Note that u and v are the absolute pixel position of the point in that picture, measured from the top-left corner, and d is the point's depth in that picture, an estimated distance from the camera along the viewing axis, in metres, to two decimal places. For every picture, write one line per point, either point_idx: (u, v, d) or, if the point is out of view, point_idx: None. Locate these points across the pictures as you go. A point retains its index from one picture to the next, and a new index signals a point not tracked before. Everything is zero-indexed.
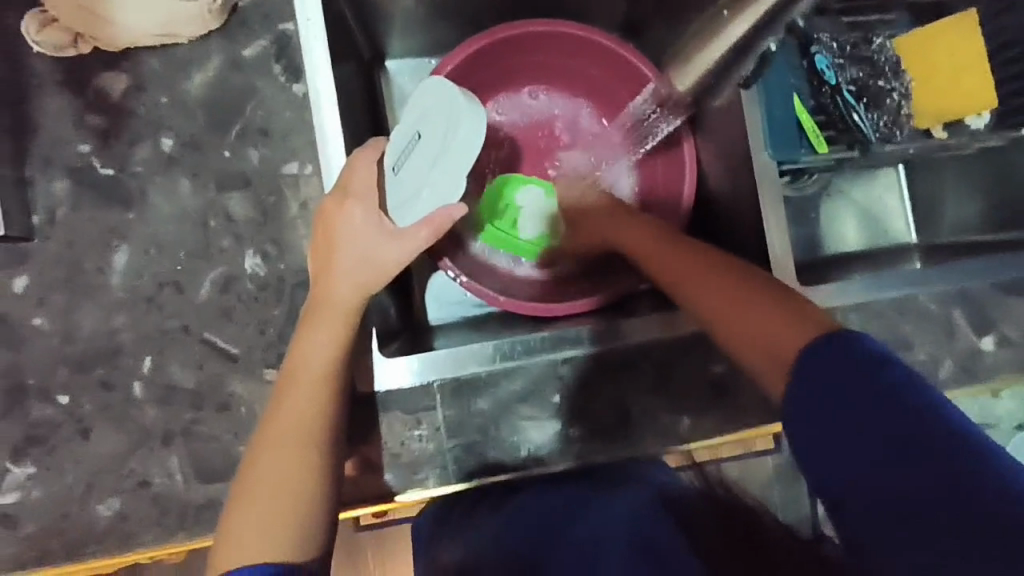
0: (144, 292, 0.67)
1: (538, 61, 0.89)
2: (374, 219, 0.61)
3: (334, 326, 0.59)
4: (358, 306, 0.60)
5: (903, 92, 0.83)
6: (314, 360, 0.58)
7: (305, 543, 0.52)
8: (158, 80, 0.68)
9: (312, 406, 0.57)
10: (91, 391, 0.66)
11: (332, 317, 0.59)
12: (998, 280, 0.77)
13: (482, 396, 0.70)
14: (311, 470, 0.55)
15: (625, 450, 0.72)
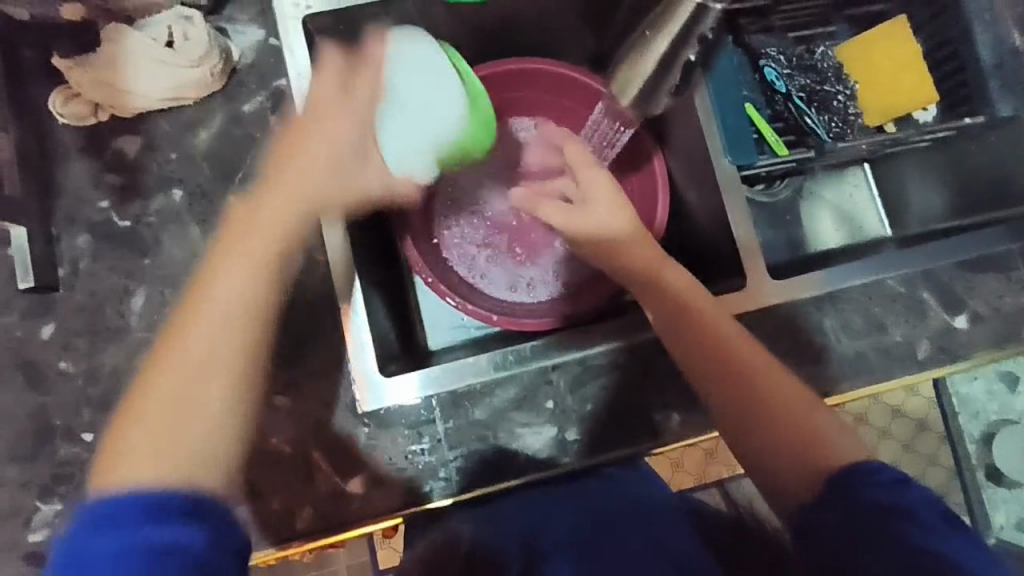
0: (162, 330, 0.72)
1: (510, 98, 0.98)
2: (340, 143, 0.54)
3: (279, 220, 0.52)
4: (294, 238, 0.53)
5: (848, 94, 0.90)
6: (231, 289, 0.50)
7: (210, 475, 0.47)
8: (169, 139, 0.76)
9: (217, 339, 0.49)
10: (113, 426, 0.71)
11: (257, 228, 0.52)
12: (959, 258, 0.81)
13: (479, 406, 0.74)
14: (217, 435, 0.48)
15: (621, 449, 0.75)
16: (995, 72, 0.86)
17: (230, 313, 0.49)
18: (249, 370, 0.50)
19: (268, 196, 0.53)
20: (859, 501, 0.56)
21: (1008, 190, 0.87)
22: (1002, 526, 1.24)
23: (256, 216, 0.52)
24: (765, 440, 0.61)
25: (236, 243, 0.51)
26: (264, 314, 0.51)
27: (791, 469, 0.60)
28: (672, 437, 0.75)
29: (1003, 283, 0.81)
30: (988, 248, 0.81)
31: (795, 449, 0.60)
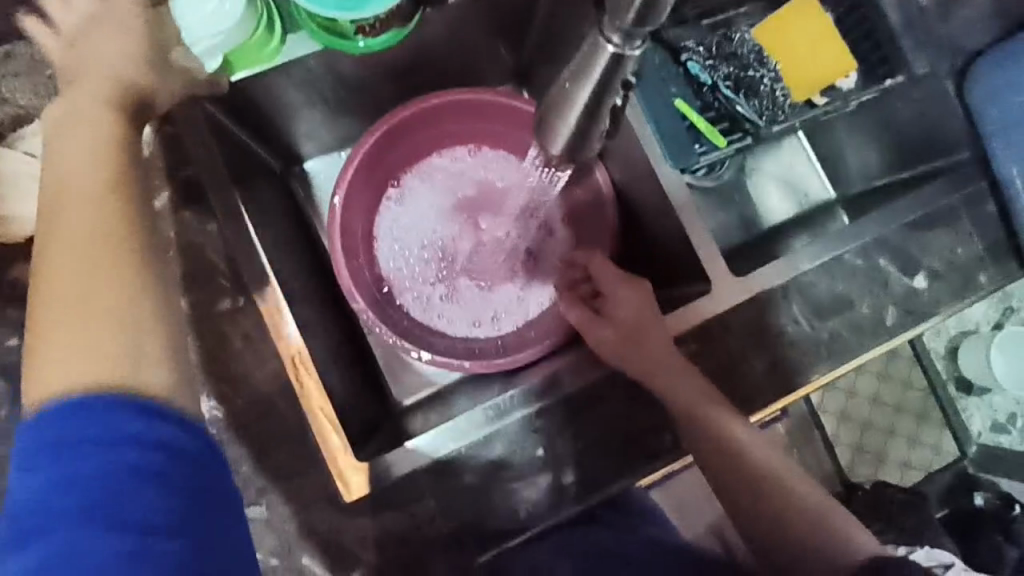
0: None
1: (435, 133, 0.95)
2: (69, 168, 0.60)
3: (89, 221, 0.57)
4: (116, 162, 0.62)
5: (772, 76, 0.90)
6: (79, 241, 0.57)
7: (146, 368, 0.54)
8: None
9: (105, 277, 0.56)
10: None
11: (78, 203, 0.59)
12: (906, 221, 0.82)
13: (467, 471, 0.70)
14: (149, 320, 0.56)
15: (619, 481, 0.73)
16: (905, 31, 0.87)
17: (101, 256, 0.57)
18: (120, 224, 0.58)
19: (51, 252, 0.57)
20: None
21: (940, 141, 0.88)
22: (980, 431, 1.30)
23: (81, 194, 0.59)
24: (735, 482, 0.69)
25: (60, 239, 0.58)
26: (119, 196, 0.60)
27: (796, 536, 0.66)
28: (668, 457, 0.74)
29: (952, 236, 0.82)
30: (933, 205, 0.82)
31: (787, 517, 0.67)
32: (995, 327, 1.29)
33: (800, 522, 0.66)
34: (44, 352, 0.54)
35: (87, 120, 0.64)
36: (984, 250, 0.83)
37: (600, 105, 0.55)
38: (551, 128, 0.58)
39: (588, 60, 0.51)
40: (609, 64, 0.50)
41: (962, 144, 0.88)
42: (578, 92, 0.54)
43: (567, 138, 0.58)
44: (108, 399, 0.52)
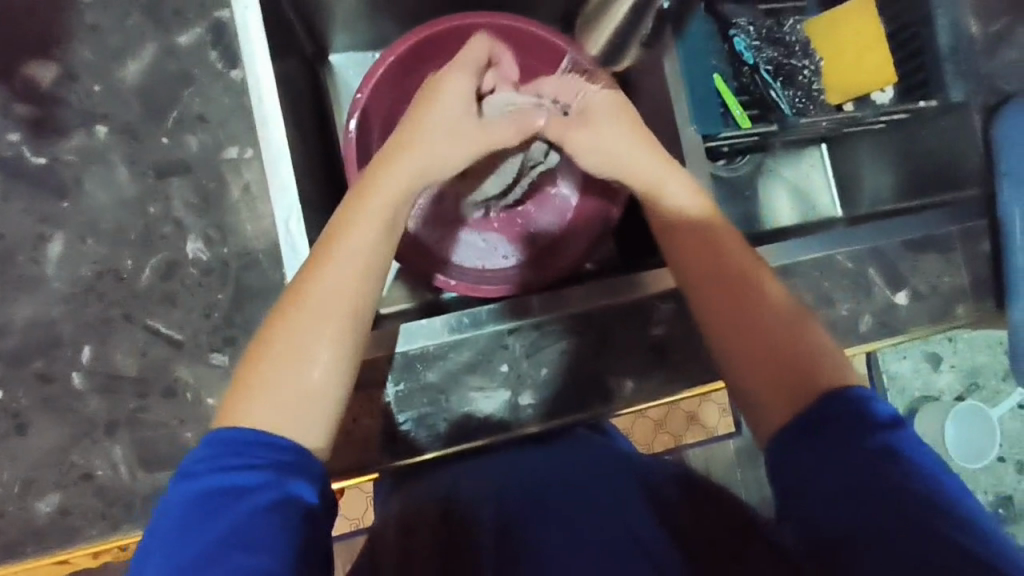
0: (116, 270, 0.67)
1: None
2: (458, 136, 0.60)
3: (379, 213, 0.57)
4: (372, 253, 0.56)
5: (813, 69, 0.91)
6: (352, 248, 0.55)
7: (311, 425, 0.51)
8: (91, 68, 0.69)
9: (301, 338, 0.52)
10: (28, 385, 0.65)
11: (376, 212, 0.57)
12: (904, 239, 0.84)
13: (430, 368, 0.72)
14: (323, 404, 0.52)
15: (573, 414, 0.75)
16: (951, 58, 0.89)
17: (337, 310, 0.54)
18: (357, 317, 0.54)
19: (337, 264, 0.55)
20: (873, 472, 0.50)
21: (954, 171, 0.90)
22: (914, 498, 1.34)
23: (381, 211, 0.57)
24: (726, 338, 0.59)
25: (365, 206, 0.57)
26: (340, 319, 0.54)
27: (771, 383, 0.56)
28: (623, 403, 0.76)
29: (943, 264, 0.84)
30: (932, 228, 0.84)
31: (776, 375, 0.56)
32: (958, 398, 1.34)
33: (781, 354, 0.56)
34: (293, 323, 0.53)
35: (455, 94, 0.61)
36: (967, 283, 0.85)
37: None
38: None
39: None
40: None
41: (972, 181, 0.89)
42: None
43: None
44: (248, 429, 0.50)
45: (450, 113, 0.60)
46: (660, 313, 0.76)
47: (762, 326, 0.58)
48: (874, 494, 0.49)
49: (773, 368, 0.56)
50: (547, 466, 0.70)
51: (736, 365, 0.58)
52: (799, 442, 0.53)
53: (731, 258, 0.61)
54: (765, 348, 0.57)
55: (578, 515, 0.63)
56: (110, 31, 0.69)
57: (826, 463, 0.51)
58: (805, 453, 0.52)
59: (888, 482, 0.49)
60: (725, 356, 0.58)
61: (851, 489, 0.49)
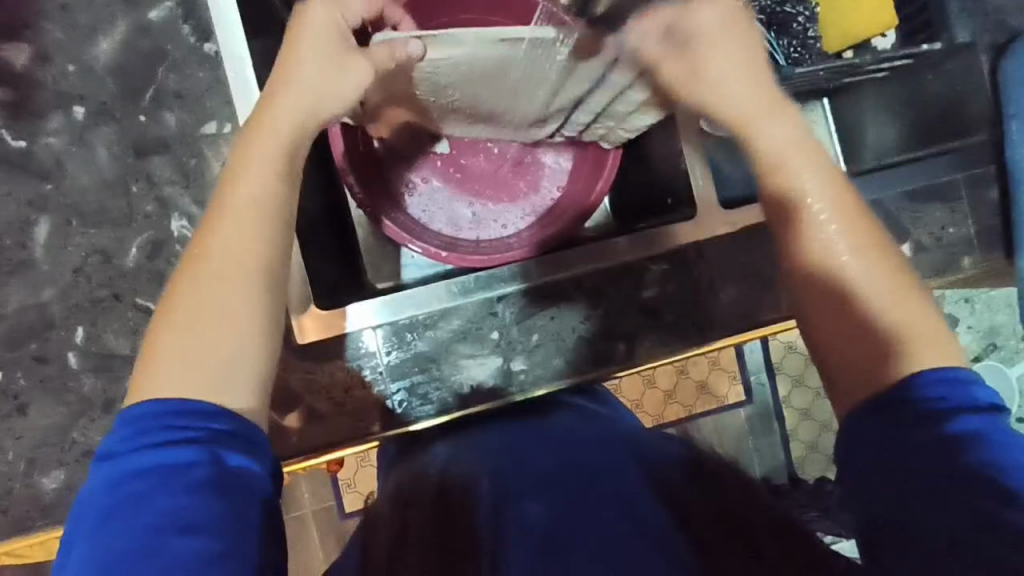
0: (102, 251, 0.67)
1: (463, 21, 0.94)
2: (328, 77, 0.57)
3: (268, 148, 0.54)
4: (272, 198, 0.52)
5: (808, 16, 0.86)
6: (247, 191, 0.52)
7: (229, 394, 0.47)
8: (64, 49, 0.68)
9: (201, 293, 0.49)
10: (26, 366, 0.66)
11: (266, 153, 0.53)
12: (906, 189, 0.81)
13: (421, 338, 0.72)
14: (222, 371, 0.47)
15: (567, 379, 0.74)
16: None
17: (233, 263, 0.50)
18: (255, 261, 0.50)
19: (226, 217, 0.51)
20: (942, 449, 0.44)
21: (960, 117, 0.86)
22: None
23: (274, 152, 0.54)
24: (825, 301, 0.52)
25: (259, 150, 0.53)
26: (243, 272, 0.50)
27: (858, 357, 0.49)
28: (618, 366, 0.75)
29: (947, 213, 0.81)
30: (935, 177, 0.81)
31: (871, 347, 0.49)
32: (975, 358, 1.31)
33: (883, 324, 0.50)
34: (188, 278, 0.50)
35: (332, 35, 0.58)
36: (974, 234, 0.82)
37: None
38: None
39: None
40: None
41: (980, 126, 0.86)
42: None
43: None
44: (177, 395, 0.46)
45: (315, 45, 0.57)
46: (652, 274, 0.75)
47: (857, 296, 0.51)
48: (937, 472, 0.43)
49: (866, 334, 0.50)
50: (543, 438, 0.70)
51: (832, 334, 0.51)
52: (853, 412, 0.48)
53: (814, 216, 0.54)
54: (859, 321, 0.50)
55: (570, 491, 0.60)
56: (80, 9, 0.68)
57: (882, 441, 0.46)
58: (862, 425, 0.47)
59: (955, 461, 0.43)
60: (809, 328, 0.53)
61: (902, 462, 0.44)
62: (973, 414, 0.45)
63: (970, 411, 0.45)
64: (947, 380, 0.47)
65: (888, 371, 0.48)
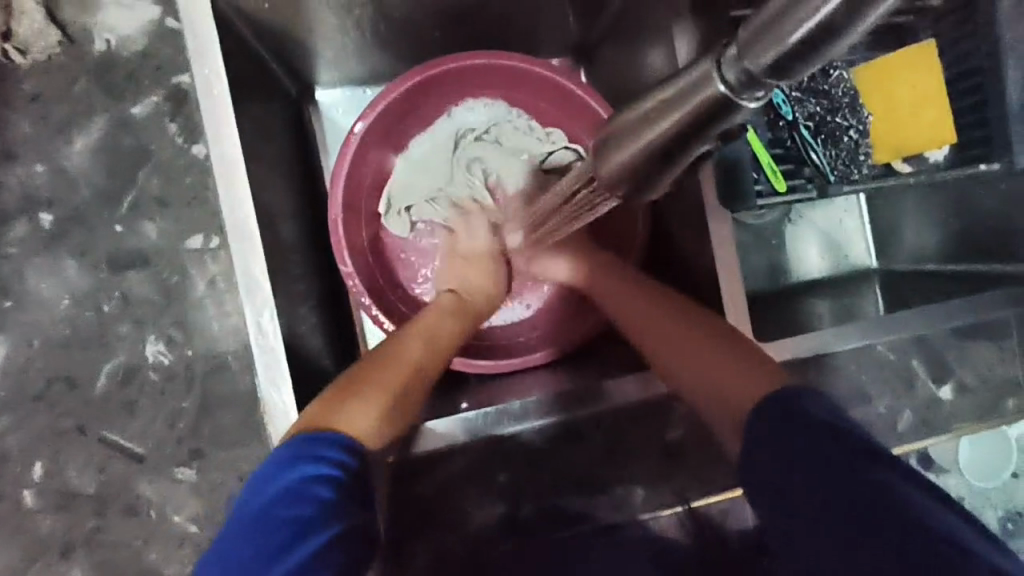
0: (33, 392, 0.79)
1: (508, 98, 0.86)
2: (472, 279, 0.80)
3: (439, 341, 0.68)
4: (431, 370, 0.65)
5: (860, 129, 0.80)
6: (416, 346, 0.66)
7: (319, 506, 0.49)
8: (31, 148, 0.78)
9: (363, 405, 0.57)
10: (21, 479, 0.79)
11: (442, 345, 0.68)
12: (955, 325, 0.74)
13: (421, 480, 0.66)
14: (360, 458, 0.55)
15: (578, 525, 0.68)
16: None
17: (396, 380, 0.61)
18: (405, 389, 0.61)
19: (400, 346, 0.65)
20: (874, 485, 0.45)
21: (1011, 240, 0.81)
22: None
23: (439, 344, 0.68)
24: (693, 365, 0.59)
25: (417, 326, 0.70)
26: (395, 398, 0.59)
27: (738, 377, 0.55)
28: (634, 512, 0.70)
29: (995, 352, 0.76)
30: (988, 314, 0.74)
31: (713, 384, 0.57)
32: None
33: (710, 377, 0.58)
34: (370, 378, 0.60)
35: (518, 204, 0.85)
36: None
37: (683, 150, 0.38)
38: (606, 150, 0.41)
39: (687, 91, 0.35)
40: (711, 109, 0.34)
41: None
42: (660, 125, 0.37)
43: (623, 171, 0.41)
44: (338, 432, 0.54)
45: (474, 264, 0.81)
46: (676, 415, 0.68)
47: (693, 334, 0.61)
48: (856, 522, 0.44)
49: (715, 381, 0.57)
50: None
51: (680, 359, 0.60)
52: (769, 417, 0.51)
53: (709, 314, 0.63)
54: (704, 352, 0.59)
55: None
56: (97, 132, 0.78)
57: (806, 459, 0.47)
58: (773, 446, 0.49)
59: (886, 492, 0.44)
60: (677, 369, 0.60)
61: (840, 495, 0.45)
62: (902, 474, 0.46)
63: (902, 473, 0.46)
64: (832, 403, 0.50)
65: (747, 395, 0.54)
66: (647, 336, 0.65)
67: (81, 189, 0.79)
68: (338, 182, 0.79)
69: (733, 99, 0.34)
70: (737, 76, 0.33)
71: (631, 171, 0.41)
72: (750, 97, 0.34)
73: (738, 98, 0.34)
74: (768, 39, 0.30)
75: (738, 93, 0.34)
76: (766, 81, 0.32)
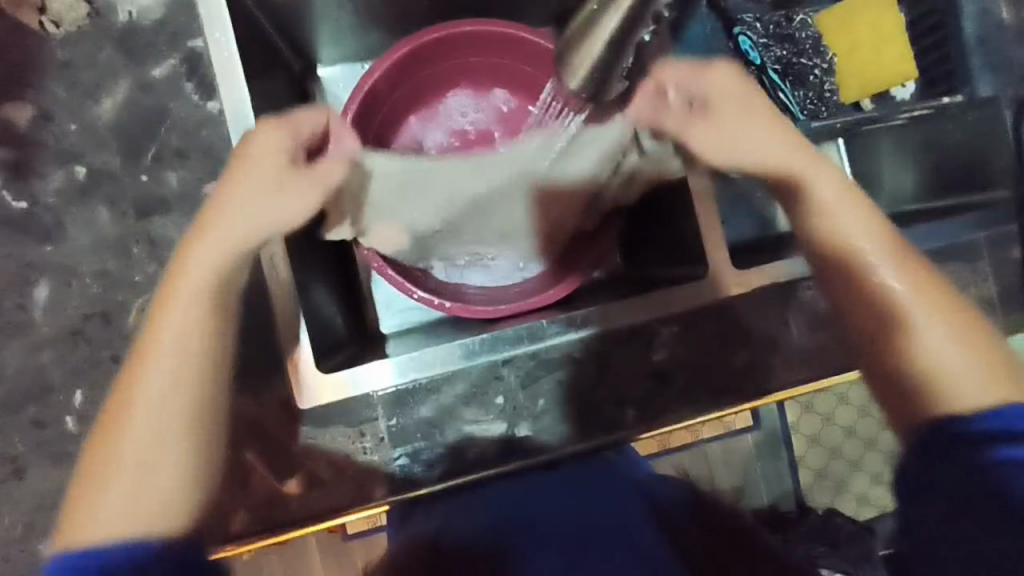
0: (70, 326, 0.73)
1: (495, 63, 0.92)
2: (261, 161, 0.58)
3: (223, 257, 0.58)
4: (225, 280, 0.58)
5: (824, 68, 0.86)
6: (205, 259, 0.57)
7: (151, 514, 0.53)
8: (65, 107, 0.76)
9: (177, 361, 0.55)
10: (22, 431, 0.72)
11: (212, 246, 0.57)
12: (924, 249, 0.78)
13: (422, 403, 0.70)
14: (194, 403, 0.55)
15: (574, 445, 0.73)
16: (978, 49, 0.82)
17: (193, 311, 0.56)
18: (196, 321, 0.56)
19: (184, 255, 0.57)
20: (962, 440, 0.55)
21: (982, 171, 0.83)
22: None
23: (198, 280, 0.57)
24: (853, 265, 0.60)
25: (205, 227, 0.58)
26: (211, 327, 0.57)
27: (885, 300, 0.59)
28: (631, 433, 0.73)
29: (970, 273, 0.79)
30: (955, 238, 0.78)
31: (885, 320, 0.59)
32: None
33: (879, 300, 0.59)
34: (167, 315, 0.56)
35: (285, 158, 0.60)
36: (995, 294, 0.79)
37: (630, 35, 0.47)
38: (571, 59, 0.50)
39: None
40: None
41: (1003, 181, 0.83)
42: (610, 20, 0.46)
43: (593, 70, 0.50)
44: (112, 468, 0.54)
45: (259, 166, 0.58)
46: (661, 337, 0.73)
47: (850, 245, 0.60)
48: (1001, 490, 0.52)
49: (875, 302, 0.60)
50: None
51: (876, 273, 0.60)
52: (945, 454, 0.54)
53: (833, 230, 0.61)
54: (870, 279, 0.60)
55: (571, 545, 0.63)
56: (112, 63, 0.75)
57: (963, 476, 0.53)
58: (945, 439, 0.55)
59: (993, 459, 0.53)
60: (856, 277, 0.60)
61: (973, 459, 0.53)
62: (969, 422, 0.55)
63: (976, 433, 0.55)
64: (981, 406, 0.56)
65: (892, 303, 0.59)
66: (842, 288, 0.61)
67: None
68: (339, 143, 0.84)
69: None
70: None
71: (595, 68, 0.50)
72: None
73: None
74: None
75: None
76: None
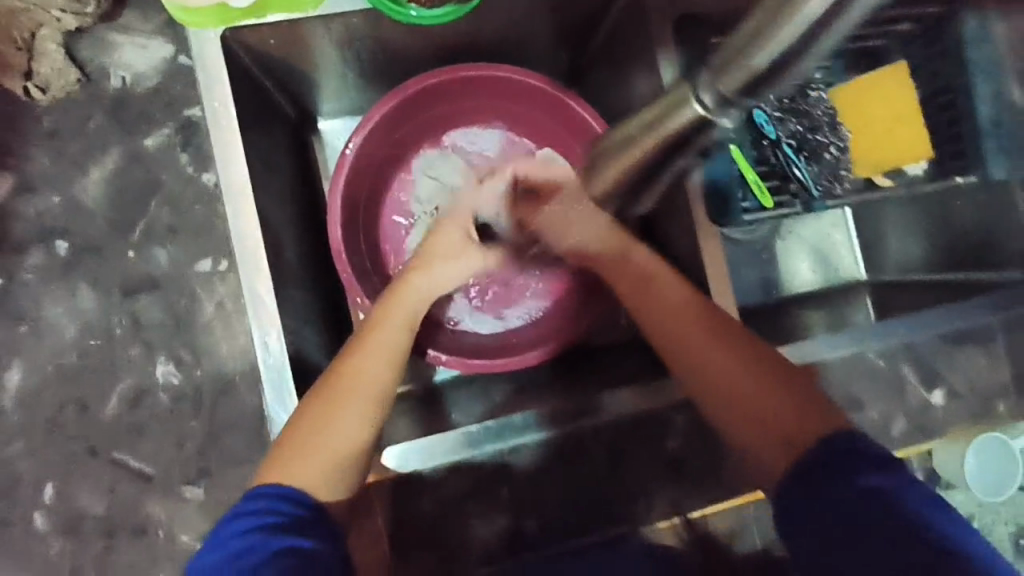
0: (46, 417, 0.89)
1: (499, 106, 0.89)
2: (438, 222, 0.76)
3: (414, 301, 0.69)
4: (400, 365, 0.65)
5: (840, 145, 0.85)
6: (391, 336, 0.65)
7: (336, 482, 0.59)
8: (46, 179, 0.89)
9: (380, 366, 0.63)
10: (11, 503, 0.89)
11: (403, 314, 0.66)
12: (942, 332, 0.76)
13: (422, 495, 0.67)
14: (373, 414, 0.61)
15: (578, 539, 0.70)
16: (992, 131, 0.79)
17: (369, 385, 0.62)
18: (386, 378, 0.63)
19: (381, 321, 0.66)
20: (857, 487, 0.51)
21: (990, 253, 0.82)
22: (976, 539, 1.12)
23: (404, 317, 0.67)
24: (715, 359, 0.61)
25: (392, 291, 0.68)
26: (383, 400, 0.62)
27: (772, 416, 0.58)
28: (638, 526, 0.71)
29: (980, 357, 0.77)
30: (973, 321, 0.76)
31: (744, 409, 0.60)
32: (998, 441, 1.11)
33: (742, 406, 0.60)
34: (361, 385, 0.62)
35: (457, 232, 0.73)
36: (1011, 380, 0.78)
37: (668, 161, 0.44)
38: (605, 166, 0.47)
39: (668, 112, 0.40)
40: (689, 126, 0.40)
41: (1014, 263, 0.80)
42: (648, 144, 0.43)
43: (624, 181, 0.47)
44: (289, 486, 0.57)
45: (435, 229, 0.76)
46: (673, 425, 0.70)
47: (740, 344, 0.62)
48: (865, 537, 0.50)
49: (749, 408, 0.60)
50: None
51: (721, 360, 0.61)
52: (796, 482, 0.54)
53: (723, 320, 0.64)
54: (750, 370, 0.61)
55: None
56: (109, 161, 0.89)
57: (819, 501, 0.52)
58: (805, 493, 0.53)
59: (864, 484, 0.51)
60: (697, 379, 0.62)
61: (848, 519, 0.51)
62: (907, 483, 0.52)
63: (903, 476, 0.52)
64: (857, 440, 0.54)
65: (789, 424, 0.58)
66: (676, 348, 0.64)
67: (93, 224, 0.89)
68: (335, 187, 0.81)
69: (709, 116, 0.39)
70: (711, 97, 0.38)
71: (629, 180, 0.47)
72: (723, 115, 0.39)
73: (713, 116, 0.39)
74: (736, 66, 0.35)
75: (712, 112, 0.39)
76: (735, 102, 0.37)
